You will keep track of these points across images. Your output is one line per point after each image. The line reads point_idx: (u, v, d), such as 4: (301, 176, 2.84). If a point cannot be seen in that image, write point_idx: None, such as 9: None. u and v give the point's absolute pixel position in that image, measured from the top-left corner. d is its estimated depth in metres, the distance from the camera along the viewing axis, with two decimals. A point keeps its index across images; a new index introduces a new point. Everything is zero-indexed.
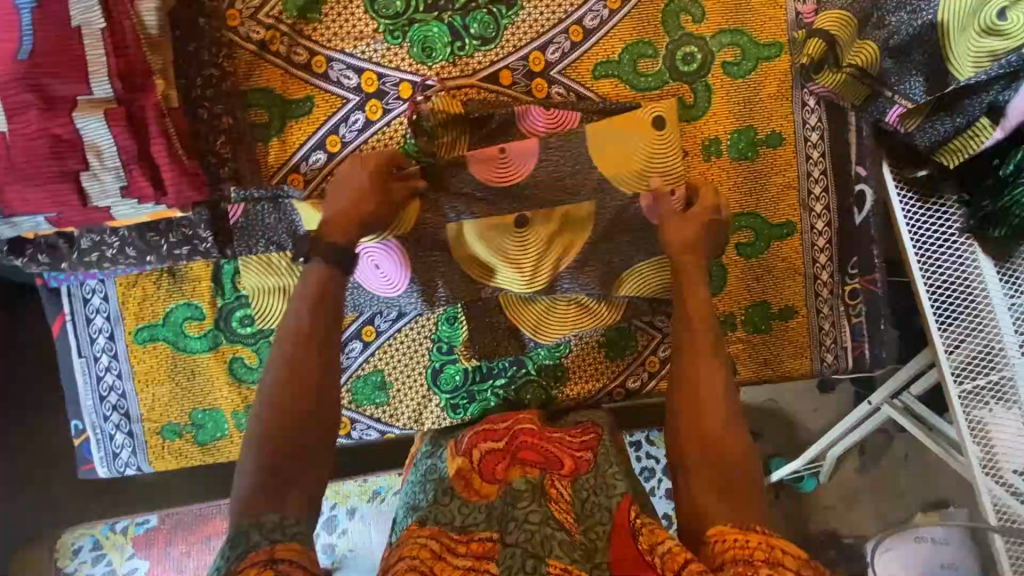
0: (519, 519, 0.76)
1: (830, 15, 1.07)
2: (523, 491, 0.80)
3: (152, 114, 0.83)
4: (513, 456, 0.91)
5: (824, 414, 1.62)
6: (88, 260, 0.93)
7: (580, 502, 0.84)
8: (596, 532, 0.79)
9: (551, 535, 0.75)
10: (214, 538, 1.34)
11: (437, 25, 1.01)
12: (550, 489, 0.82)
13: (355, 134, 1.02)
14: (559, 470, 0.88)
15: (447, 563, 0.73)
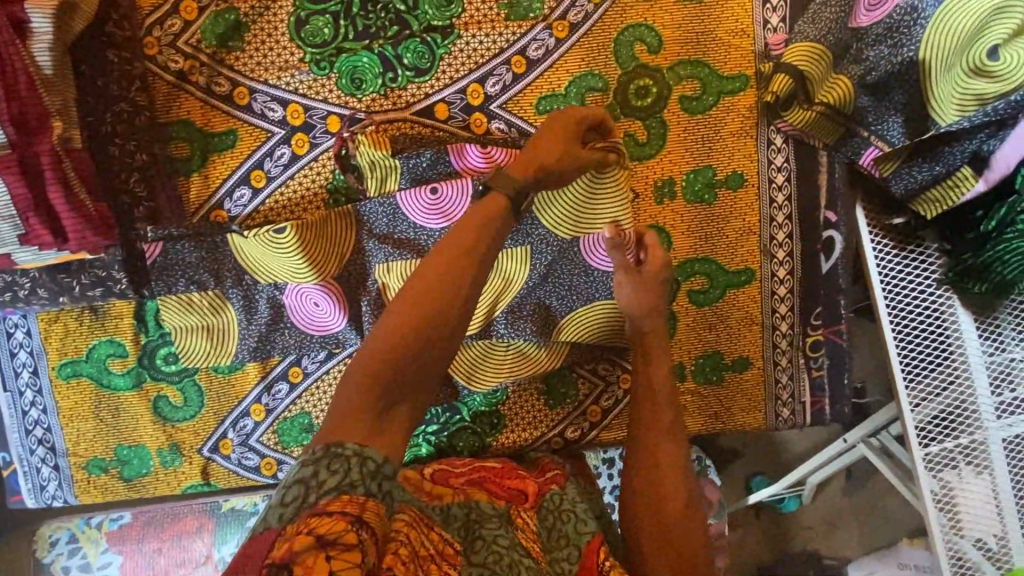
0: (487, 540, 0.77)
1: (800, 48, 0.98)
2: (491, 515, 0.83)
3: (48, 159, 0.79)
4: (475, 483, 0.92)
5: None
6: (1, 300, 0.91)
7: (546, 531, 0.87)
8: (562, 566, 0.81)
9: (519, 560, 0.75)
10: (190, 538, 1.09)
11: (367, 55, 0.95)
12: (516, 518, 0.84)
13: (281, 168, 0.97)
14: (523, 503, 0.90)
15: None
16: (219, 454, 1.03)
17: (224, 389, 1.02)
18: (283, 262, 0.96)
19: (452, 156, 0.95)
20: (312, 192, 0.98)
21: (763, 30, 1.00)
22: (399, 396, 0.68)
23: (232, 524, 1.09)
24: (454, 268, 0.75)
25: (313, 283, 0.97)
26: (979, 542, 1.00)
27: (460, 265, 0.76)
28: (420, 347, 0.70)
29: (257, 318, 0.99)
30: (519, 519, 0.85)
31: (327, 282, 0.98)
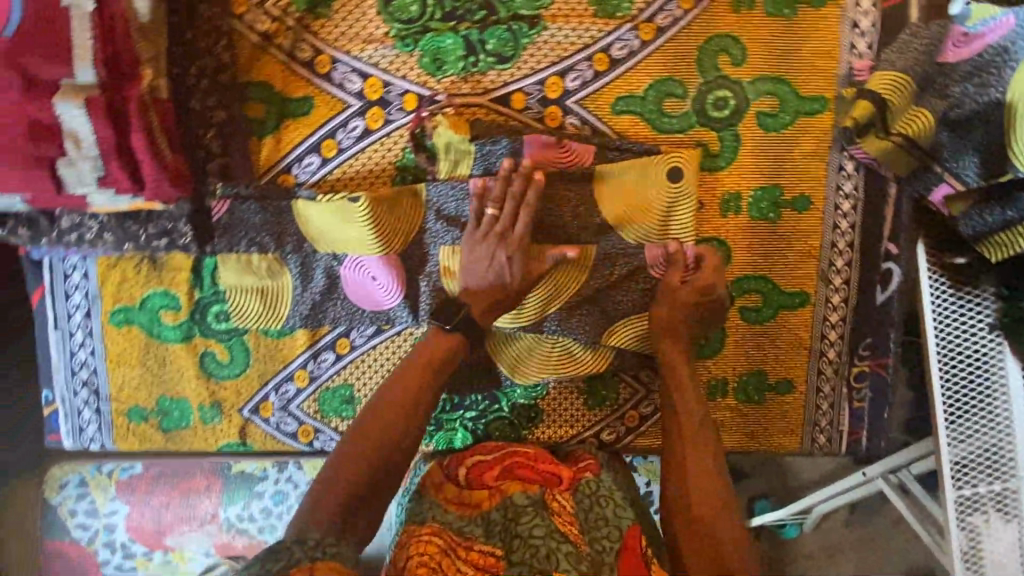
0: (525, 535, 0.82)
1: (886, 76, 0.95)
2: (526, 505, 0.87)
3: (135, 105, 0.79)
4: (507, 471, 0.95)
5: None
6: (67, 240, 0.91)
7: (584, 513, 0.89)
8: (602, 545, 0.84)
9: (556, 548, 0.80)
10: (196, 496, 1.17)
11: (452, 37, 0.94)
12: (551, 503, 0.88)
13: (353, 141, 0.97)
14: (557, 486, 0.93)
15: (451, 561, 0.81)
16: (258, 416, 1.04)
17: (271, 353, 1.03)
18: (350, 232, 0.96)
19: (527, 147, 0.96)
20: (381, 167, 0.99)
21: (849, 54, 0.99)
22: (371, 477, 0.86)
23: (242, 487, 1.17)
24: (416, 380, 0.93)
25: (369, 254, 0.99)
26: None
27: (419, 380, 0.93)
28: (384, 457, 0.88)
29: (312, 287, 1.00)
30: (554, 505, 0.88)
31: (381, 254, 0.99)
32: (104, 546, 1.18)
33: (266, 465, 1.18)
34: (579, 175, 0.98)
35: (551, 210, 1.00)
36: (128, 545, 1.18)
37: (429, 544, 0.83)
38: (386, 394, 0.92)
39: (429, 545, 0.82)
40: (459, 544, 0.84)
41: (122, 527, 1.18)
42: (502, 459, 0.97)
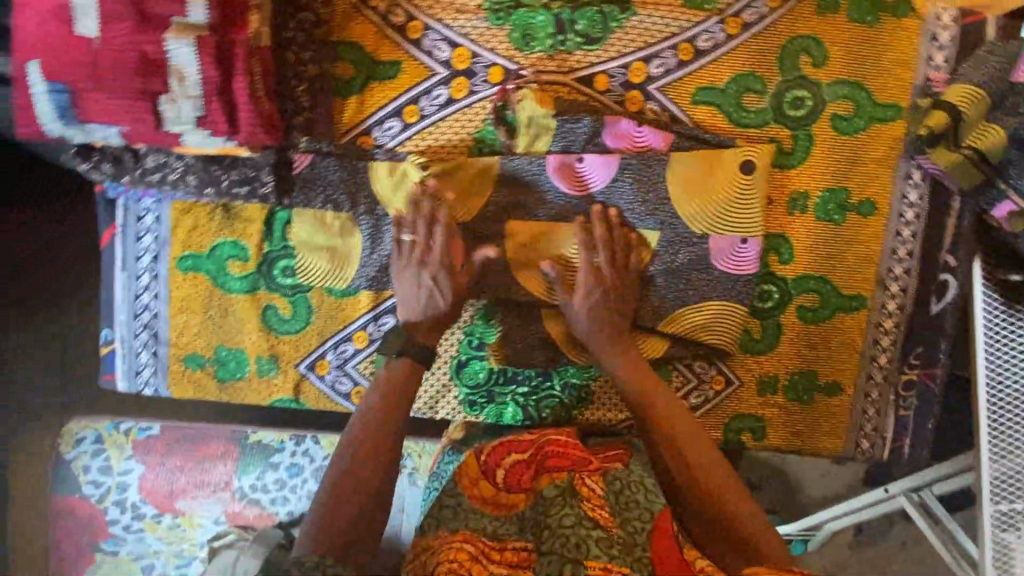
0: (554, 525, 0.79)
1: (957, 91, 0.97)
2: (554, 497, 0.83)
3: (242, 50, 0.80)
4: (539, 465, 0.93)
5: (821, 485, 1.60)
6: (149, 179, 0.92)
7: (614, 496, 0.85)
8: (633, 527, 0.81)
9: (586, 535, 0.77)
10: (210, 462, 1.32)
11: (543, 14, 0.96)
12: (581, 488, 0.83)
13: (435, 109, 0.98)
14: (588, 469, 0.89)
15: (483, 566, 0.80)
16: (314, 373, 1.04)
17: (332, 312, 1.03)
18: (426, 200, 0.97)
19: (607, 128, 0.97)
20: (460, 137, 0.99)
21: (926, 66, 1.01)
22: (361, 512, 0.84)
23: (255, 457, 1.32)
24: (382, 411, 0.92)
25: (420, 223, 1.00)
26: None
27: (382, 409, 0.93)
28: (365, 486, 0.86)
29: (380, 249, 1.00)
30: (584, 489, 0.84)
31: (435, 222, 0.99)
32: (114, 504, 1.33)
33: (284, 438, 1.34)
34: (653, 159, 0.98)
35: (628, 192, 0.98)
36: (138, 506, 1.32)
37: (459, 552, 0.83)
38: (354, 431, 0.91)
39: (461, 551, 0.83)
40: (491, 547, 0.84)
41: (135, 488, 1.31)
42: (535, 452, 0.95)
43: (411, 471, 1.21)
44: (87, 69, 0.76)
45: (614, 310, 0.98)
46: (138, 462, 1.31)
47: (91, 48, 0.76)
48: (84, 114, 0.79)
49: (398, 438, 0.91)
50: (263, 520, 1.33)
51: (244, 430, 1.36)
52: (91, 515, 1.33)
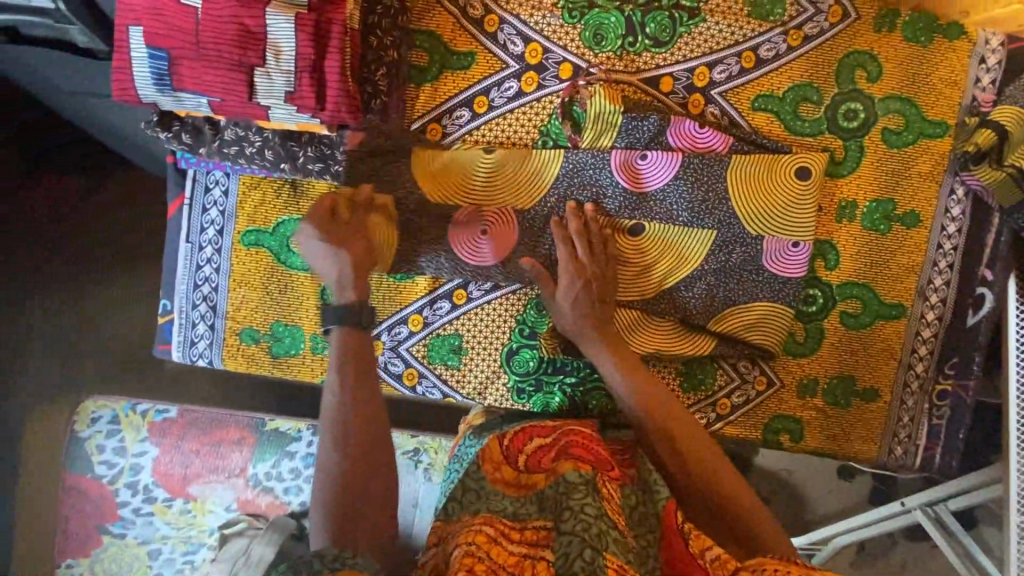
0: (575, 509, 0.75)
1: (1007, 110, 1.02)
2: (577, 483, 0.79)
3: (337, 27, 0.82)
4: (563, 452, 0.91)
5: (837, 496, 1.62)
6: (225, 152, 0.93)
7: (629, 510, 0.84)
8: (646, 540, 0.81)
9: (607, 531, 0.74)
10: (226, 446, 1.36)
11: (616, 16, 1.00)
12: (604, 487, 0.81)
13: (505, 101, 1.01)
14: (608, 473, 0.87)
15: (502, 547, 0.75)
16: None
17: (391, 293, 1.05)
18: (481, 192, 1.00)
19: (671, 127, 1.01)
20: (526, 129, 1.02)
21: (974, 87, 1.06)
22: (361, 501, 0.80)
23: (274, 444, 1.36)
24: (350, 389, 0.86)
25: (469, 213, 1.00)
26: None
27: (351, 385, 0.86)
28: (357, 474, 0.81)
29: None
30: (606, 490, 0.82)
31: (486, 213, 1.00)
32: (126, 487, 1.34)
33: (300, 427, 1.37)
34: (714, 161, 1.01)
35: (688, 191, 1.01)
36: (150, 489, 1.34)
37: (479, 534, 0.76)
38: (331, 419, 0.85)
39: (480, 534, 0.76)
40: (512, 526, 0.78)
41: (148, 471, 1.34)
42: (559, 442, 0.94)
43: (428, 469, 1.29)
44: (190, 39, 0.79)
45: (595, 301, 0.99)
46: (153, 444, 1.35)
47: (194, 18, 0.78)
48: (179, 83, 0.81)
49: (375, 416, 0.85)
50: (274, 510, 1.36)
51: (261, 417, 1.39)
52: (103, 497, 1.34)
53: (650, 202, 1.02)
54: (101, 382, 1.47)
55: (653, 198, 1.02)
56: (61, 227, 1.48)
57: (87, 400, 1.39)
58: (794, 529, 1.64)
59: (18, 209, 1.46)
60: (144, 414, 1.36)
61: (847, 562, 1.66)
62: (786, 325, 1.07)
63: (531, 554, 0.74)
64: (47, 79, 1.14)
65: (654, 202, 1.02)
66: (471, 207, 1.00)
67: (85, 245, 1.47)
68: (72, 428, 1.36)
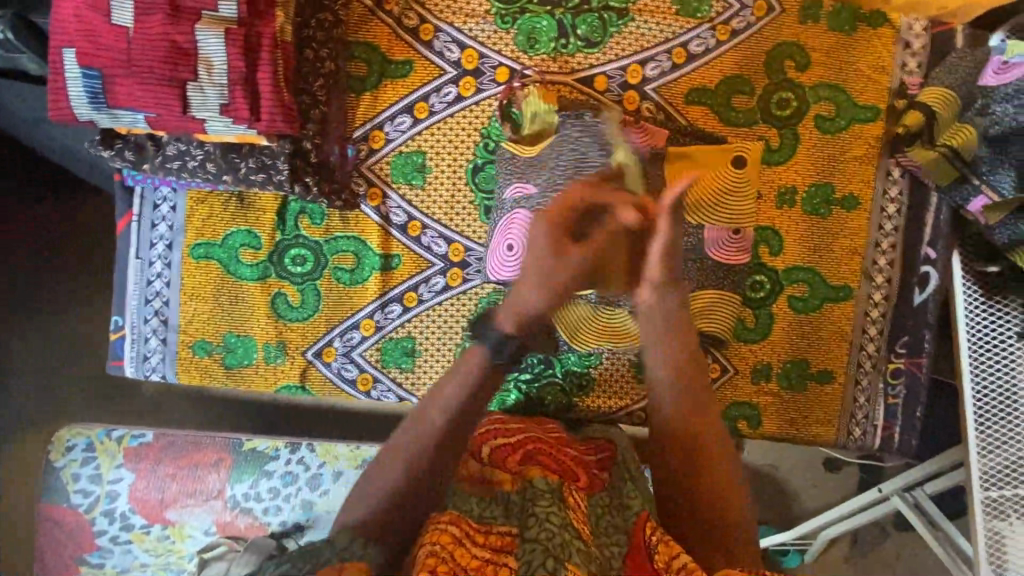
0: (539, 517, 0.78)
1: (934, 91, 1.07)
2: (544, 491, 0.82)
3: (267, 42, 0.85)
4: (530, 455, 0.92)
5: (820, 489, 1.62)
6: (168, 167, 0.95)
7: (595, 518, 0.86)
8: (610, 551, 0.81)
9: (570, 541, 0.75)
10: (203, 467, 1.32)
11: (547, 19, 1.03)
12: (569, 498, 0.84)
13: (445, 106, 1.04)
14: (576, 483, 0.90)
15: (467, 550, 0.73)
16: (320, 360, 1.06)
17: (341, 299, 1.06)
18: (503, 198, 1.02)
19: (607, 124, 1.04)
20: (467, 132, 1.05)
21: (901, 71, 1.09)
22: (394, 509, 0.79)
23: (250, 463, 1.32)
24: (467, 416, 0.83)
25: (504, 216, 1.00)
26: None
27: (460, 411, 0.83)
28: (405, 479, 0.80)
29: (393, 239, 1.06)
30: (571, 499, 0.84)
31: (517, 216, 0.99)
32: (102, 515, 1.28)
33: (279, 445, 1.36)
34: (650, 148, 1.03)
35: None
36: (127, 516, 1.28)
37: (442, 534, 0.74)
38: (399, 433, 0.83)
39: (445, 534, 0.74)
40: (476, 529, 0.77)
41: (125, 498, 1.29)
42: (525, 446, 0.94)
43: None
44: (121, 58, 0.81)
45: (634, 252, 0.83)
46: (130, 469, 1.31)
47: (126, 38, 0.81)
48: (113, 100, 0.83)
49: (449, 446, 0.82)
50: (253, 531, 1.29)
51: (237, 437, 1.37)
52: (78, 524, 1.28)
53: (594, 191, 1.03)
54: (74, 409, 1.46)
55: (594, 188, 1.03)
56: (62, 226, 1.44)
57: (62, 429, 1.34)
58: (781, 522, 1.63)
59: (18, 208, 1.43)
60: (119, 439, 1.32)
61: (841, 556, 1.66)
62: (730, 309, 1.08)
63: (495, 558, 0.74)
64: (5, 107, 1.16)
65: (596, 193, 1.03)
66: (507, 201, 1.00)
67: (86, 244, 1.43)
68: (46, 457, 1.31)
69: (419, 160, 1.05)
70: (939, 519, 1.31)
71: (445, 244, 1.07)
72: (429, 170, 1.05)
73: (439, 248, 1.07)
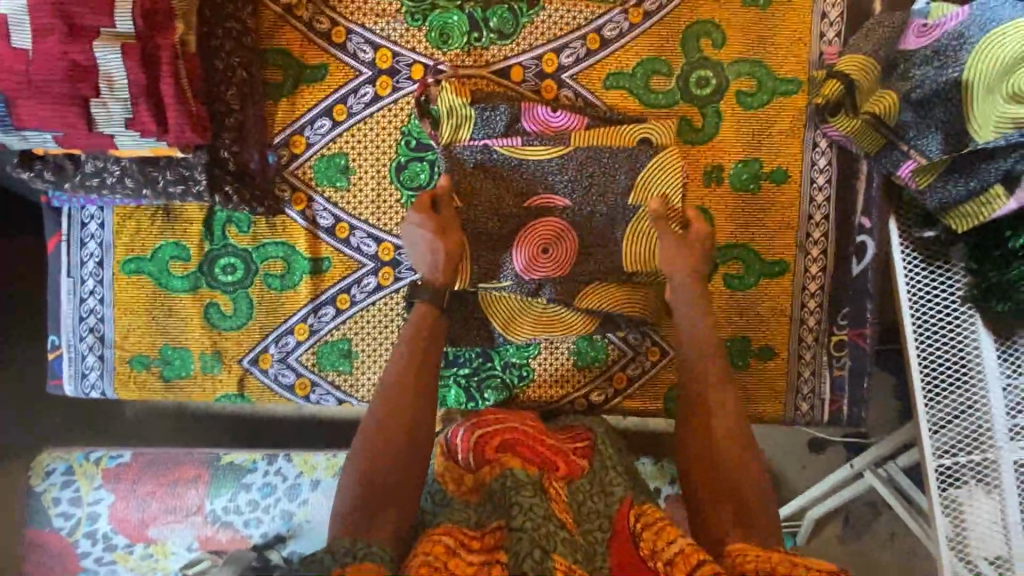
0: (523, 507, 0.77)
1: (853, 59, 1.04)
2: (525, 482, 0.82)
3: (167, 55, 0.88)
4: (509, 446, 0.92)
5: (812, 472, 1.54)
6: (88, 185, 0.97)
7: (576, 504, 0.85)
8: (594, 536, 0.81)
9: (554, 531, 0.75)
10: (182, 483, 1.30)
11: (457, 14, 1.03)
12: (549, 488, 0.84)
13: (363, 106, 1.04)
14: (555, 470, 0.89)
15: (461, 558, 0.73)
16: (258, 367, 1.07)
17: (274, 305, 1.06)
18: (511, 196, 1.01)
19: (523, 113, 1.03)
20: (387, 130, 1.05)
21: (819, 42, 1.09)
22: (380, 499, 0.82)
23: (227, 477, 1.31)
24: (416, 385, 0.92)
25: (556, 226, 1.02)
26: (971, 565, 1.06)
27: (410, 374, 0.92)
28: (386, 462, 0.85)
29: (324, 240, 1.06)
30: (551, 489, 0.84)
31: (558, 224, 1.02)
32: (85, 537, 1.29)
33: (256, 457, 1.33)
34: (608, 151, 1.02)
35: (554, 174, 1.02)
36: (109, 537, 1.29)
37: (436, 544, 0.75)
38: (371, 422, 0.89)
39: (437, 545, 0.75)
40: (471, 537, 0.77)
41: (106, 519, 1.29)
42: (506, 434, 0.94)
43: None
44: (23, 79, 0.83)
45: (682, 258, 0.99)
46: (108, 490, 1.30)
47: (25, 59, 0.83)
48: (19, 122, 0.86)
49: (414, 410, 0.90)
50: (235, 544, 1.30)
51: (217, 452, 1.35)
52: (61, 548, 1.29)
53: (520, 173, 1.01)
54: (37, 437, 1.43)
55: (519, 170, 1.01)
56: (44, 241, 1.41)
57: (42, 453, 1.34)
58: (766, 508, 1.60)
59: None
60: (97, 460, 1.31)
61: (836, 539, 1.60)
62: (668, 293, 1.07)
63: (488, 559, 0.74)
64: None
65: (523, 173, 1.01)
66: (517, 198, 1.02)
67: None
68: (28, 483, 1.31)
69: (342, 161, 1.05)
70: (912, 490, 1.33)
71: (373, 244, 1.07)
72: (353, 171, 1.05)
73: (369, 248, 1.07)
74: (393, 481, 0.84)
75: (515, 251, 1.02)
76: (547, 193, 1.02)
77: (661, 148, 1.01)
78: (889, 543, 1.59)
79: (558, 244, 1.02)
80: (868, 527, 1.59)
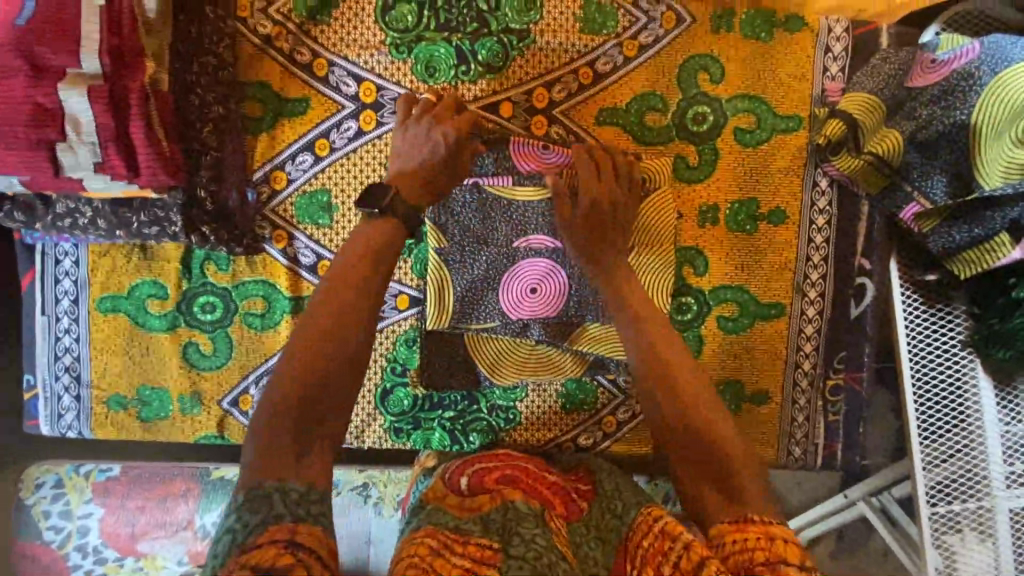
0: (524, 537, 0.68)
1: (857, 98, 1.00)
2: (528, 514, 0.73)
3: (136, 95, 0.85)
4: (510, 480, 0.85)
5: (806, 497, 1.52)
6: (60, 225, 0.94)
7: (576, 546, 0.75)
8: None
9: (556, 562, 0.65)
10: (171, 498, 1.25)
11: (444, 46, 0.99)
12: (552, 521, 0.74)
13: (345, 141, 1.00)
14: (553, 510, 0.80)
15: (446, 558, 0.65)
16: (237, 408, 1.05)
17: (253, 345, 1.03)
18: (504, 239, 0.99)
19: (512, 151, 0.99)
20: (372, 166, 1.01)
21: (822, 77, 1.05)
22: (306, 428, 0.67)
23: (219, 491, 1.25)
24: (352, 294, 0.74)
25: (539, 265, 0.99)
26: None
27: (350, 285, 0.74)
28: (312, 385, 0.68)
29: (304, 272, 1.03)
30: (553, 523, 0.74)
31: (543, 262, 0.99)
32: (75, 550, 1.25)
33: None
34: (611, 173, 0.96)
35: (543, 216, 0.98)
36: (99, 550, 1.24)
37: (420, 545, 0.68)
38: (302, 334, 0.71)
39: (423, 544, 0.68)
40: (455, 537, 0.69)
41: (95, 532, 1.25)
42: (505, 469, 0.88)
43: (379, 503, 1.16)
44: None
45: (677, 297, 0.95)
46: (98, 504, 1.25)
47: None
48: None
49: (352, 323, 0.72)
50: None
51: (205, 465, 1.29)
52: (53, 559, 1.25)
53: (514, 211, 0.99)
54: None
55: (517, 208, 0.99)
56: None
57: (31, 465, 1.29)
58: None
59: None
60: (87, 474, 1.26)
61: (827, 555, 1.58)
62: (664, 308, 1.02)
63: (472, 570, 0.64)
64: None
65: (517, 210, 0.99)
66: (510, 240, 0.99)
67: None
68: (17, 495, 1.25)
69: (324, 198, 1.01)
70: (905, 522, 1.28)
71: None
72: (335, 209, 1.02)
73: None
74: (320, 401, 0.69)
75: (503, 288, 1.00)
76: (531, 231, 0.99)
77: (647, 193, 1.00)
78: (883, 561, 1.57)
79: (545, 283, 1.00)
80: (862, 547, 1.57)
